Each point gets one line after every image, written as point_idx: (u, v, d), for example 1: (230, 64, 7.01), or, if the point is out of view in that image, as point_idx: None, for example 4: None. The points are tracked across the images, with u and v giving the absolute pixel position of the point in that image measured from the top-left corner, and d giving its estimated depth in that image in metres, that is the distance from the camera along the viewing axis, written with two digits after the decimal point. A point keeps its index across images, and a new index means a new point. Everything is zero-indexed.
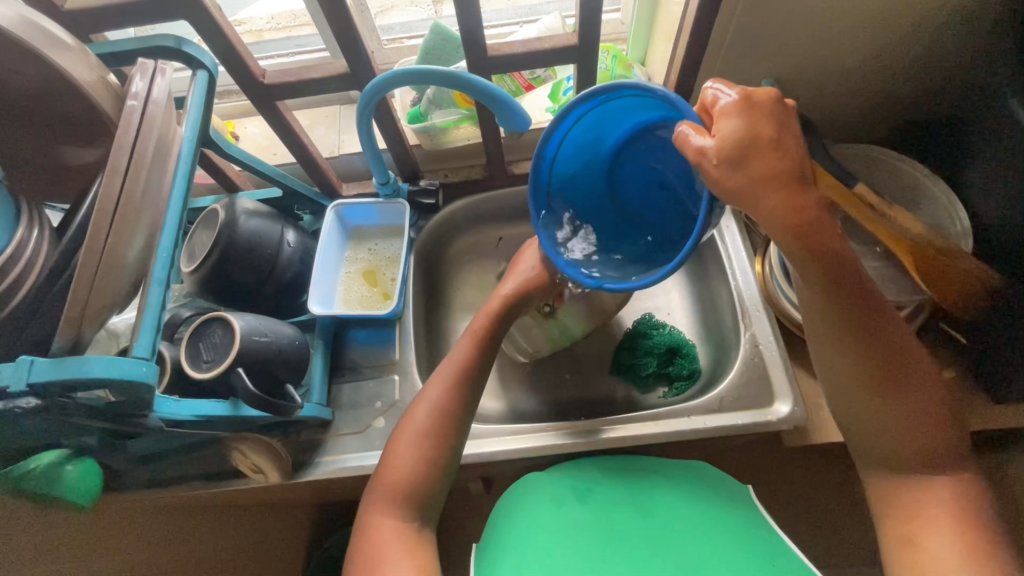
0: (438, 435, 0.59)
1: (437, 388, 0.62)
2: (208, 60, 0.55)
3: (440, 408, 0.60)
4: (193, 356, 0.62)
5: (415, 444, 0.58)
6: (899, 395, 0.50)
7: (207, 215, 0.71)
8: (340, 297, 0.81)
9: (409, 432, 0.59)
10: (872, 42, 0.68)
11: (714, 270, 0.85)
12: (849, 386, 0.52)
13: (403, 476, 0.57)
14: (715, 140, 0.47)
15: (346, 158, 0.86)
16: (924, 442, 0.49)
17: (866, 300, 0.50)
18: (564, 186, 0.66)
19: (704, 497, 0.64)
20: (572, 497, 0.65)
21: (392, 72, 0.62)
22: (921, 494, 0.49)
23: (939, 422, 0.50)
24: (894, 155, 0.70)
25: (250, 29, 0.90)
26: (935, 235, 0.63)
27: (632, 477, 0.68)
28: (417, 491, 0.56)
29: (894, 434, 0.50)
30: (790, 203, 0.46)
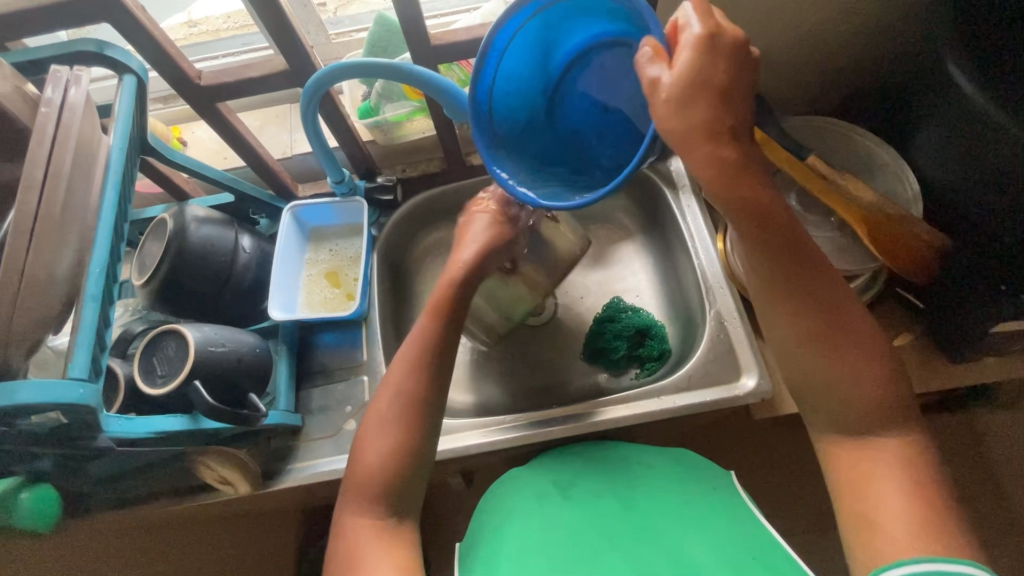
0: (411, 418, 0.54)
1: (388, 396, 0.56)
2: (135, 64, 0.53)
3: (417, 364, 0.56)
4: (147, 371, 0.60)
5: (384, 418, 0.55)
6: (848, 354, 0.48)
7: (157, 225, 0.69)
8: (302, 301, 0.79)
9: (374, 435, 0.54)
10: (815, 14, 0.69)
11: (678, 250, 0.85)
12: (810, 349, 0.49)
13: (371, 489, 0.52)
14: (672, 72, 0.44)
15: (300, 158, 0.84)
16: (882, 399, 0.47)
17: (802, 259, 0.49)
18: (506, 102, 0.56)
19: (683, 488, 0.63)
20: (553, 492, 0.64)
21: (334, 66, 0.59)
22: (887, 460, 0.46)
23: (889, 394, 0.47)
24: (846, 125, 0.71)
25: (206, 29, 0.87)
26: (887, 203, 0.64)
27: (614, 472, 0.67)
28: (384, 470, 0.52)
29: (849, 389, 0.48)
30: (712, 157, 0.46)
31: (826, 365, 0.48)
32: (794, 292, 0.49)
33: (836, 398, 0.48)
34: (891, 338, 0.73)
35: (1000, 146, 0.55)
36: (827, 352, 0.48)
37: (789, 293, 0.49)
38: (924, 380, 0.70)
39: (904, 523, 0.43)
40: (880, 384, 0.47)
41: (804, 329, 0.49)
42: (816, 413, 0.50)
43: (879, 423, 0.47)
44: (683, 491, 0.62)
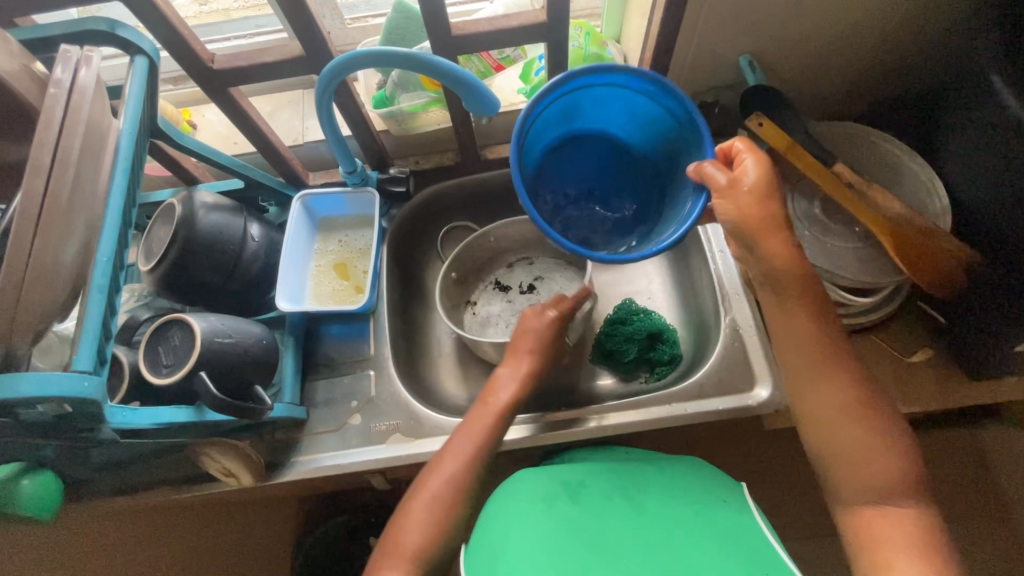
0: (456, 494, 0.58)
1: (455, 457, 0.60)
2: (147, 44, 0.51)
3: (463, 451, 0.60)
4: (152, 360, 0.59)
5: (429, 495, 0.58)
6: (864, 427, 0.51)
7: (164, 210, 0.68)
8: (311, 292, 0.78)
9: (430, 489, 0.58)
10: (850, 16, 0.66)
11: (693, 253, 0.83)
12: (828, 415, 0.52)
13: (421, 537, 0.56)
14: (744, 172, 0.52)
15: (311, 146, 0.82)
16: (895, 475, 0.50)
17: (833, 333, 0.54)
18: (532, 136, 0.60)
19: (697, 496, 0.61)
20: (564, 495, 0.63)
21: (351, 54, 0.58)
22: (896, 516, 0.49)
23: (908, 462, 0.50)
24: (874, 132, 0.69)
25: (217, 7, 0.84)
26: (915, 213, 0.63)
27: (627, 477, 0.65)
28: (426, 541, 0.56)
29: (859, 462, 0.51)
30: (782, 243, 0.52)
31: (839, 434, 0.52)
32: (827, 360, 0.53)
33: (860, 477, 0.50)
34: (908, 353, 0.71)
35: None
36: (847, 429, 0.52)
37: (825, 369, 0.53)
38: (939, 397, 0.69)
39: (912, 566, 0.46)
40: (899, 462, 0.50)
41: (830, 409, 0.52)
42: (837, 484, 0.52)
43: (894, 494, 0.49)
44: (694, 498, 0.61)
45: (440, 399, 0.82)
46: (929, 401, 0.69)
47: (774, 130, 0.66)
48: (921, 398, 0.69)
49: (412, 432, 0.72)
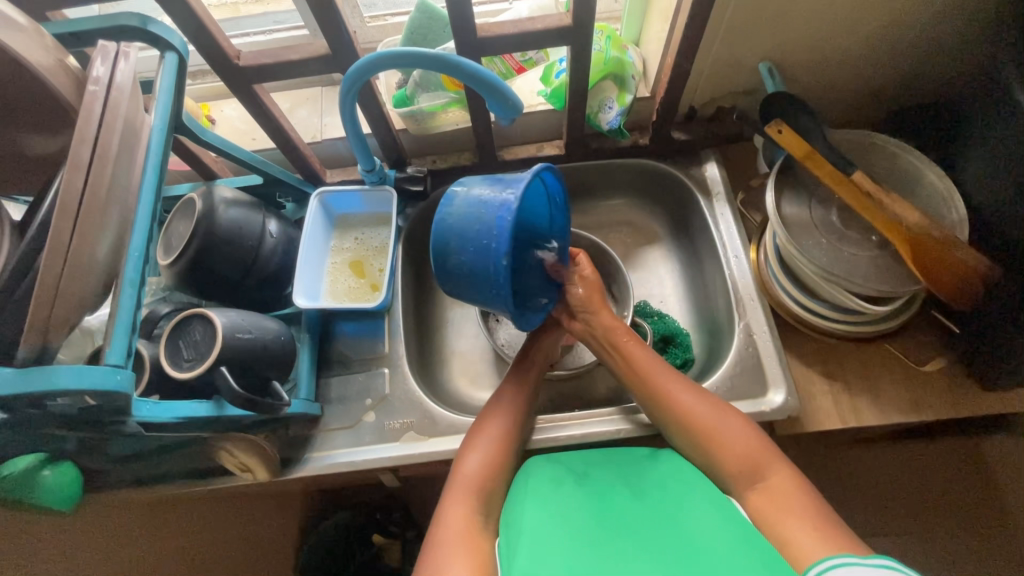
0: (510, 440, 0.65)
1: (501, 412, 0.68)
2: (177, 41, 0.52)
3: (513, 407, 0.68)
4: (173, 355, 0.59)
5: (492, 437, 0.65)
6: (708, 418, 0.61)
7: (185, 204, 0.68)
8: (325, 289, 0.79)
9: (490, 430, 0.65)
10: (873, 25, 0.67)
11: (707, 258, 0.83)
12: (677, 414, 0.63)
13: (480, 471, 0.62)
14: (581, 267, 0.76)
15: (329, 143, 0.82)
16: (747, 447, 0.59)
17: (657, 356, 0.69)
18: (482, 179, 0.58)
19: (693, 474, 0.61)
20: (570, 478, 0.63)
21: (377, 54, 0.58)
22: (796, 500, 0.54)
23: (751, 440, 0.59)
24: (892, 141, 0.70)
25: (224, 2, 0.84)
26: (933, 223, 0.62)
27: (626, 462, 0.65)
28: (485, 477, 0.62)
29: (718, 441, 0.60)
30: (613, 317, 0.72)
31: (687, 422, 0.62)
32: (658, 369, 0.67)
33: (723, 460, 0.59)
34: (922, 362, 0.72)
35: None
36: (693, 419, 0.62)
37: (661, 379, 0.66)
38: (952, 407, 0.69)
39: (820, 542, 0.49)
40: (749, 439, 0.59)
41: (682, 407, 0.63)
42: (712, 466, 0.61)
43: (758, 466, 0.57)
44: (691, 477, 0.60)
45: (453, 398, 0.82)
46: (942, 411, 0.69)
47: (791, 136, 0.67)
48: (934, 407, 0.70)
49: (425, 430, 0.72)
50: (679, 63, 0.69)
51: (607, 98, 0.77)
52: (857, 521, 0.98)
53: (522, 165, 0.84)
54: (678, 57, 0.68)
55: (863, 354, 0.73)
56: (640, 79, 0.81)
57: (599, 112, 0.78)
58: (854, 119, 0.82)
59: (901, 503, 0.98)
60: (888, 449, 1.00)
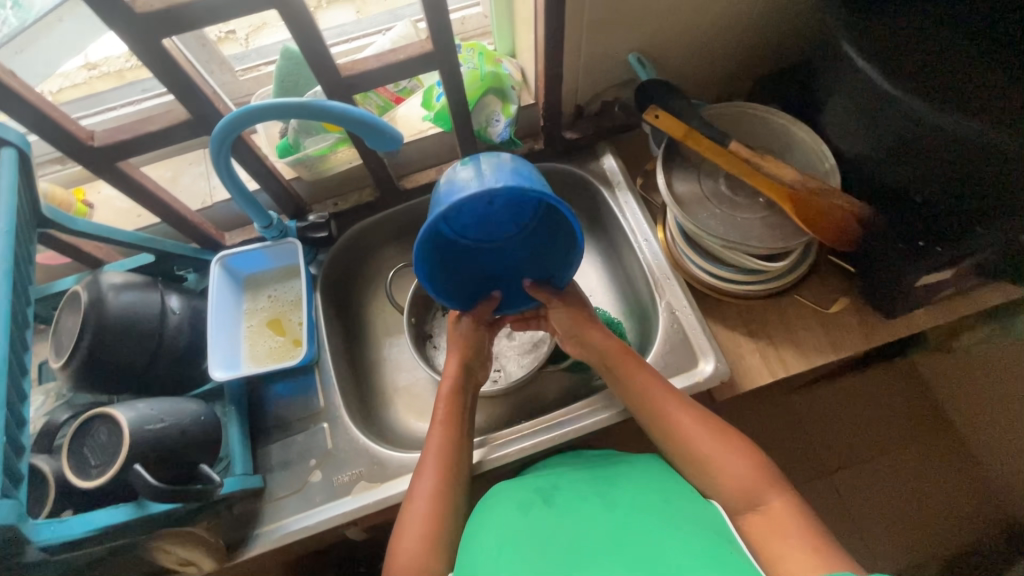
0: (437, 511, 0.61)
1: (430, 474, 0.63)
2: (14, 134, 0.49)
3: (439, 471, 0.63)
4: (78, 463, 0.55)
5: (420, 511, 0.60)
6: (704, 432, 0.62)
7: (72, 297, 0.64)
8: (246, 355, 0.76)
9: (417, 512, 0.60)
10: (718, 4, 0.71)
11: (622, 246, 0.85)
12: (677, 430, 0.63)
13: (412, 564, 0.57)
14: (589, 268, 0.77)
15: (221, 205, 0.79)
16: (745, 472, 0.58)
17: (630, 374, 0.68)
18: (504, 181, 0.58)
19: (658, 494, 0.59)
20: (538, 501, 0.62)
21: (239, 111, 0.56)
22: (783, 516, 0.54)
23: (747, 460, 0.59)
24: (759, 107, 0.74)
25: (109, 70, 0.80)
26: (807, 178, 0.67)
27: (597, 484, 0.64)
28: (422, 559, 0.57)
29: (712, 458, 0.60)
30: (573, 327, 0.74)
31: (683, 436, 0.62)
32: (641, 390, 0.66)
33: (715, 480, 0.59)
34: (828, 305, 0.76)
35: (895, 118, 0.57)
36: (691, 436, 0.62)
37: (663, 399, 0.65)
38: (863, 340, 0.74)
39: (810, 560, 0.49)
40: (741, 457, 0.59)
41: (677, 419, 0.64)
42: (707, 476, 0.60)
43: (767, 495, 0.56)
44: (662, 491, 0.60)
45: (404, 438, 0.81)
46: (856, 345, 0.74)
47: (670, 119, 0.70)
48: (848, 343, 0.74)
49: (376, 477, 0.70)
50: (550, 69, 0.71)
51: (492, 112, 0.78)
52: (817, 461, 1.02)
53: (425, 190, 0.84)
54: (548, 63, 0.70)
55: (778, 307, 0.77)
56: (523, 87, 0.82)
57: (487, 127, 0.79)
58: (727, 91, 0.88)
59: (849, 432, 1.04)
60: (831, 386, 1.06)
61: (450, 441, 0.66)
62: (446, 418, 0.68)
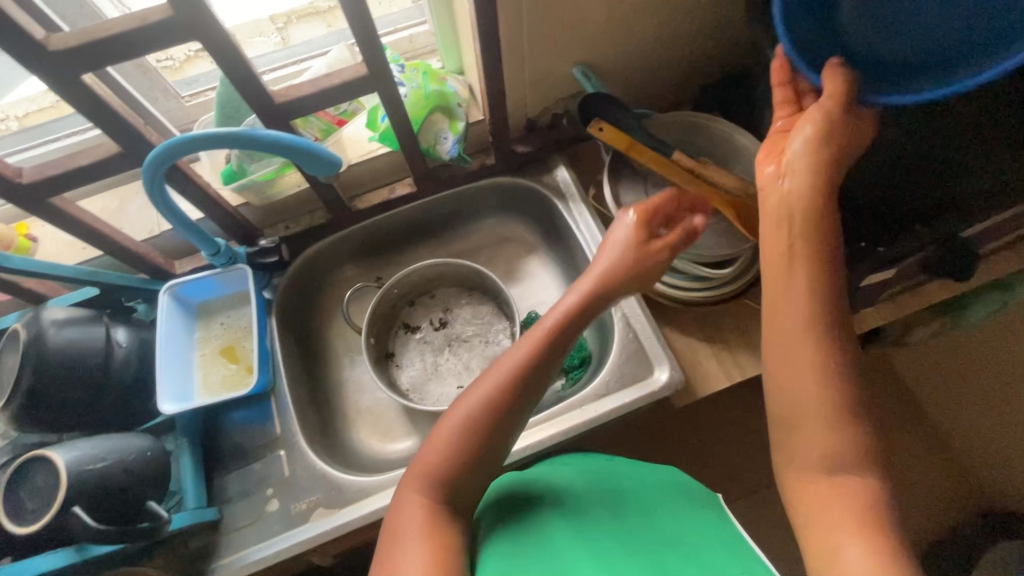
0: (466, 450, 0.54)
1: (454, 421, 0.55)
2: None
3: (467, 426, 0.54)
4: (14, 508, 0.53)
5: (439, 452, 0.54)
6: (824, 388, 0.48)
7: (12, 335, 0.63)
8: (199, 385, 0.74)
9: (446, 428, 0.54)
10: (655, 17, 0.72)
11: (578, 256, 0.85)
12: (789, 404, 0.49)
13: (416, 512, 0.51)
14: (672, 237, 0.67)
15: (170, 234, 0.78)
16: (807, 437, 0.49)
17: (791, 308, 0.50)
18: None
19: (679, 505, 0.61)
20: (552, 510, 0.59)
21: (171, 141, 0.56)
22: (838, 484, 0.46)
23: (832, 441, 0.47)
24: (702, 116, 0.75)
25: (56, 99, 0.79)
26: (749, 185, 0.67)
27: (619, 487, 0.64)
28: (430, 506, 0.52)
29: (794, 428, 0.49)
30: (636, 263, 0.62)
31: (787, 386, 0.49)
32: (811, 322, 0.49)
33: (777, 434, 0.52)
34: None
35: None
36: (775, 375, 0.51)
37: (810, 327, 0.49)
38: None
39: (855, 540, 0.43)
40: (829, 430, 0.47)
41: (793, 369, 0.49)
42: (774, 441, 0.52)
43: (830, 465, 0.47)
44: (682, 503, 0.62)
45: (366, 460, 0.80)
46: None
47: (614, 130, 0.70)
48: None
49: (335, 502, 0.70)
50: (493, 85, 0.72)
51: (440, 129, 0.78)
52: None
53: (379, 210, 0.84)
54: (489, 80, 0.70)
55: (731, 312, 0.78)
56: (471, 103, 0.83)
57: (436, 145, 0.79)
58: (675, 99, 0.89)
59: None
60: None
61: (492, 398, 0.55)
62: (516, 369, 0.56)
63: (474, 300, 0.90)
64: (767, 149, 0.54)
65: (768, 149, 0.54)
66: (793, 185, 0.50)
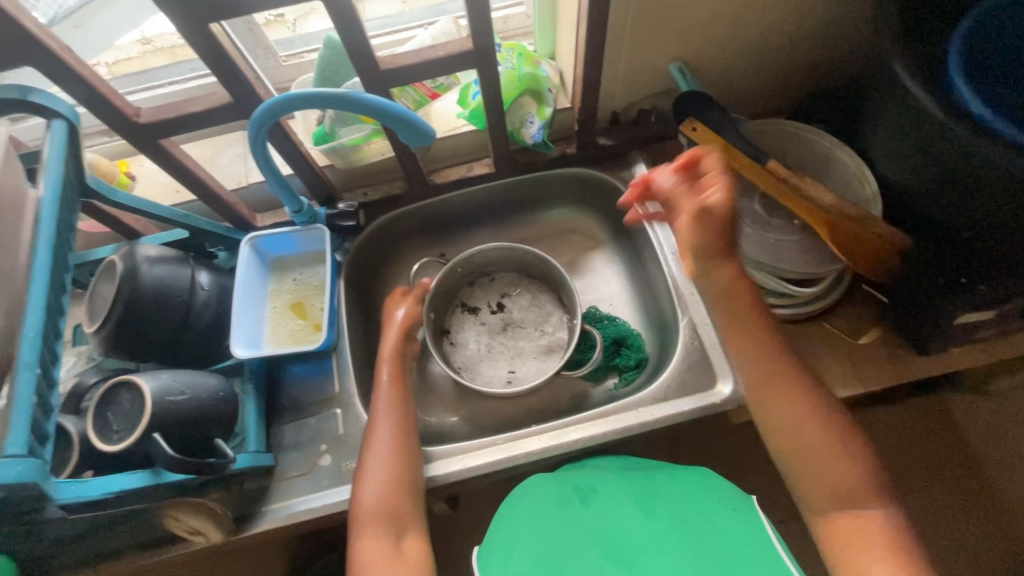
0: (400, 458, 0.62)
1: (385, 424, 0.64)
2: (65, 107, 0.50)
3: (393, 422, 0.65)
4: (102, 428, 0.57)
5: (384, 446, 0.62)
6: (820, 425, 0.54)
7: (108, 266, 0.65)
8: (268, 335, 0.78)
9: (381, 439, 0.63)
10: (766, 19, 0.69)
11: (647, 257, 0.84)
12: (805, 451, 0.54)
13: (376, 504, 0.58)
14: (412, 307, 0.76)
15: (255, 187, 0.81)
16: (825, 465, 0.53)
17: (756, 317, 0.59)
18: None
19: (701, 499, 0.60)
20: (575, 499, 0.62)
21: (280, 98, 0.57)
22: (861, 517, 0.50)
23: (842, 472, 0.52)
24: (802, 127, 0.73)
25: (159, 46, 0.82)
26: (847, 203, 0.64)
27: (636, 478, 0.65)
28: (382, 497, 0.58)
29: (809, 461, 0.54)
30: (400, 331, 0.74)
31: (793, 431, 0.55)
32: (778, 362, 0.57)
33: (789, 472, 0.56)
34: (857, 336, 0.74)
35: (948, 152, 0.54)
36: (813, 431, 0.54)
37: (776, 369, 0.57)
38: (890, 376, 0.71)
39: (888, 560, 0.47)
40: (839, 469, 0.52)
41: (792, 422, 0.55)
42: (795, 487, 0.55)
43: (846, 497, 0.51)
44: (705, 498, 0.60)
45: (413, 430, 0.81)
46: (882, 380, 0.71)
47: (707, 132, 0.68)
48: (873, 377, 0.72)
49: None
50: (589, 73, 0.70)
51: (527, 113, 0.78)
52: None
53: (454, 187, 0.85)
54: (587, 67, 0.69)
55: (804, 333, 0.75)
56: (560, 90, 0.82)
57: (521, 128, 0.79)
58: (767, 107, 0.86)
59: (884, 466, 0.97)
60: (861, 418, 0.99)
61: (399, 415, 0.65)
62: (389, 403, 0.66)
63: (532, 286, 0.90)
64: (681, 193, 0.62)
65: (682, 192, 0.62)
66: (722, 198, 0.58)
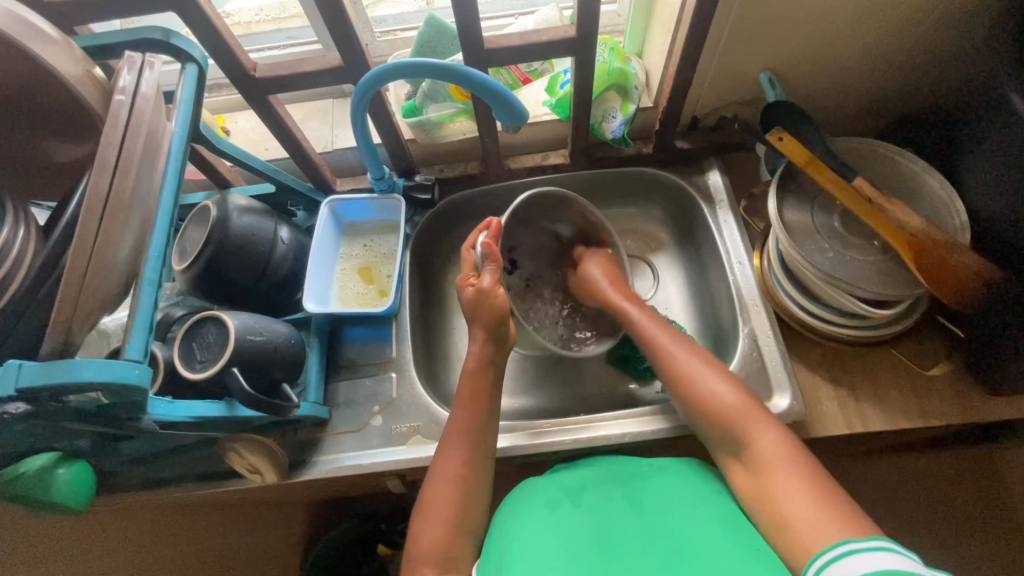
0: (462, 493, 0.59)
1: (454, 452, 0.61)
2: (197, 53, 0.54)
3: (468, 451, 0.61)
4: (187, 357, 0.60)
5: (447, 480, 0.59)
6: (719, 382, 0.59)
7: (199, 212, 0.68)
8: (335, 295, 0.81)
9: (448, 470, 0.60)
10: (869, 35, 0.68)
11: (711, 264, 0.83)
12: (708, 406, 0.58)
13: (433, 541, 0.56)
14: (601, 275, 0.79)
15: (339, 153, 0.85)
16: (731, 404, 0.57)
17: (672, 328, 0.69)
18: None
19: (685, 492, 0.58)
20: (564, 500, 0.60)
21: (387, 66, 0.60)
22: (773, 467, 0.52)
23: (751, 423, 0.55)
24: (894, 149, 0.71)
25: (237, 21, 0.88)
26: (935, 228, 0.63)
27: (622, 473, 0.63)
28: (439, 537, 0.56)
29: (731, 422, 0.56)
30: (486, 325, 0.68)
31: (698, 394, 0.60)
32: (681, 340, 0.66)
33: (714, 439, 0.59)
34: (926, 368, 0.72)
35: None
36: (721, 401, 0.58)
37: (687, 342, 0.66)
38: (958, 413, 0.69)
39: (825, 523, 0.46)
40: (769, 436, 0.54)
41: (692, 380, 0.61)
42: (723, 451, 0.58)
43: (760, 451, 0.53)
44: (693, 492, 0.58)
45: None
46: (949, 416, 0.69)
47: (794, 144, 0.68)
48: (939, 412, 0.69)
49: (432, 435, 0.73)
50: (680, 74, 0.71)
51: (611, 108, 0.79)
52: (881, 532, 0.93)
53: (528, 173, 0.87)
54: (679, 67, 0.70)
55: (869, 358, 0.74)
56: (644, 89, 0.83)
57: (603, 122, 0.80)
58: (852, 126, 0.84)
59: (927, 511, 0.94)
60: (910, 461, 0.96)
61: (469, 448, 0.62)
62: (465, 432, 0.62)
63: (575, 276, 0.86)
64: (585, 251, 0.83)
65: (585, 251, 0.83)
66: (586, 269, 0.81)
